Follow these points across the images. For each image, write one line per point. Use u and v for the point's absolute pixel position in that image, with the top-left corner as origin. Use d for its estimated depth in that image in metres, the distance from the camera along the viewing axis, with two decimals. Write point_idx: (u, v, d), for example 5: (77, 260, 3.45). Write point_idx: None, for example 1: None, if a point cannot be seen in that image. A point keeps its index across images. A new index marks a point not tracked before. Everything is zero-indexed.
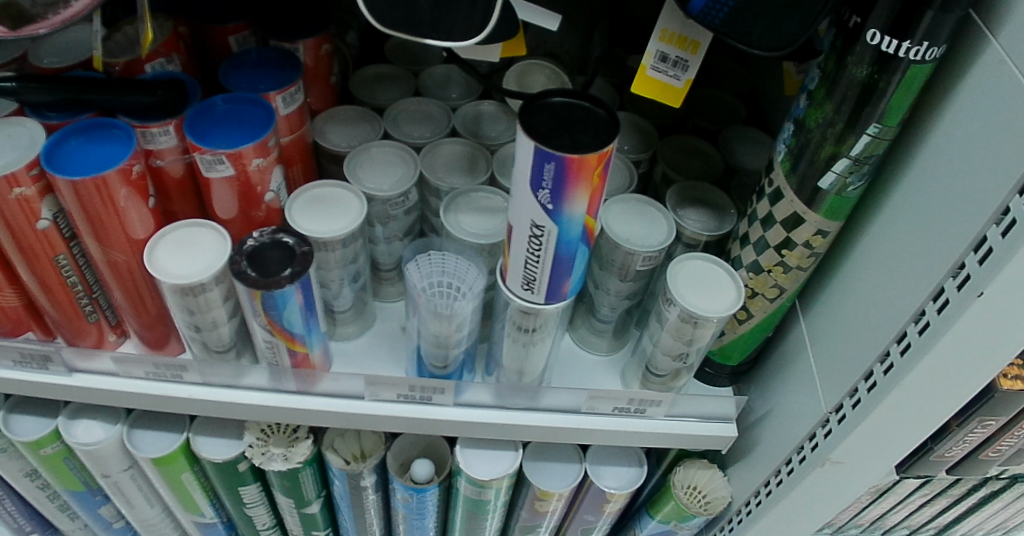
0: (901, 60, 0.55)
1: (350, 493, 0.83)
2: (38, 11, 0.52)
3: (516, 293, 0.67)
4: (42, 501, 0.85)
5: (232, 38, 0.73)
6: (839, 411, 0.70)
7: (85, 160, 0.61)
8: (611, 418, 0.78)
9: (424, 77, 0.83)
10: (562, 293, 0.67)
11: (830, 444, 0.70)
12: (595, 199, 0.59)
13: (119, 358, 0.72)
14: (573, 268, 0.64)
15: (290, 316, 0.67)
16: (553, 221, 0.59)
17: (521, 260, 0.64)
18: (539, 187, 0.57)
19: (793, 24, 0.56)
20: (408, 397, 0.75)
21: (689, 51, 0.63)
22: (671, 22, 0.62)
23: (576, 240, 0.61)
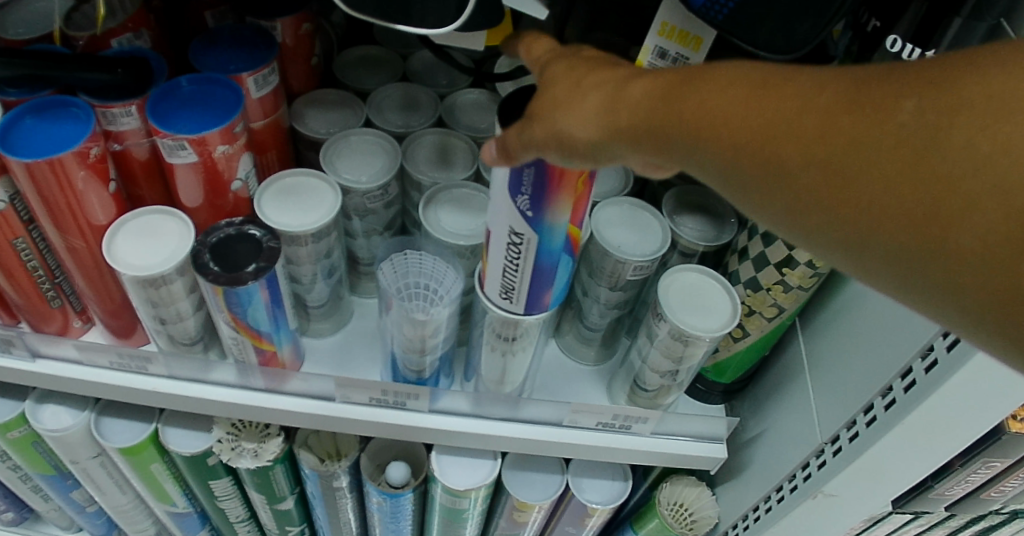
0: None
1: (324, 494, 0.80)
2: None
3: (495, 302, 0.62)
4: (14, 482, 0.83)
5: (208, 13, 0.69)
6: (835, 443, 0.66)
7: (40, 141, 0.59)
8: (594, 432, 0.75)
9: (412, 61, 0.77)
10: (543, 304, 0.62)
11: (824, 476, 0.67)
12: (579, 206, 0.54)
13: (82, 346, 0.69)
14: (554, 278, 0.59)
15: (256, 314, 0.64)
16: (533, 228, 0.54)
17: (499, 268, 0.59)
18: (517, 193, 0.52)
19: (804, 24, 0.51)
20: (382, 401, 0.72)
21: (689, 48, 0.59)
22: (672, 15, 0.58)
23: (559, 248, 0.56)
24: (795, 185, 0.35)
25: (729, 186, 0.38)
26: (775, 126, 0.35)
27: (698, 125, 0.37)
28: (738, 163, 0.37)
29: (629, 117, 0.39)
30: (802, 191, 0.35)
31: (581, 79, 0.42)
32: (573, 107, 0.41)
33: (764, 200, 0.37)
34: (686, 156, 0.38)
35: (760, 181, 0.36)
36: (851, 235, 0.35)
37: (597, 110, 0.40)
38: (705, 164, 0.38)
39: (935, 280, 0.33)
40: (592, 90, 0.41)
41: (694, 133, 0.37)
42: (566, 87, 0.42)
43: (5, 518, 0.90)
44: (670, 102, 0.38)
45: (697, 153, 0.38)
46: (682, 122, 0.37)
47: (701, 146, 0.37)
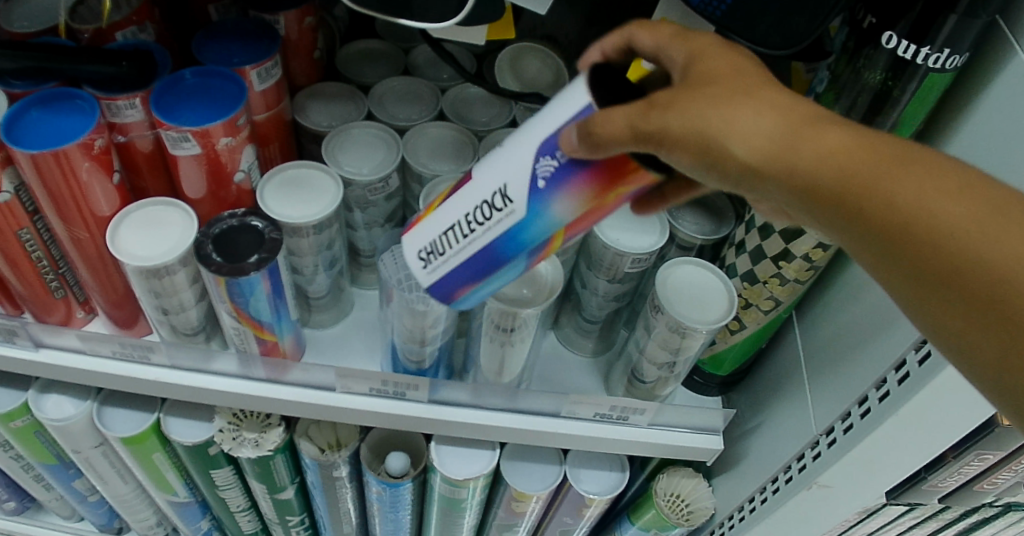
0: (919, 66, 0.52)
1: (324, 484, 0.81)
2: None
3: (410, 258, 0.54)
4: (17, 472, 0.84)
5: (211, 6, 0.70)
6: (830, 434, 0.67)
7: (46, 132, 0.59)
8: (591, 423, 0.76)
9: (414, 54, 0.78)
10: (451, 294, 0.54)
11: (819, 467, 0.68)
12: (584, 222, 0.47)
13: (85, 336, 0.69)
14: (488, 274, 0.51)
15: (257, 304, 0.64)
16: (529, 200, 0.45)
17: (450, 221, 0.50)
18: (557, 148, 0.43)
19: (802, 20, 0.52)
20: (382, 392, 0.73)
21: None
22: (671, 10, 0.60)
23: (525, 246, 0.48)
24: (899, 251, 0.35)
25: (828, 227, 0.37)
26: (901, 195, 0.35)
27: (829, 168, 0.35)
28: (864, 207, 0.35)
29: (756, 145, 0.36)
30: (903, 258, 0.35)
31: (711, 83, 0.38)
32: (701, 117, 0.36)
33: (853, 250, 0.37)
34: (794, 196, 0.36)
35: (865, 234, 0.36)
36: (925, 308, 0.36)
37: (729, 125, 0.36)
38: (810, 204, 0.36)
39: (977, 371, 0.36)
40: (729, 99, 0.36)
41: (823, 175, 0.35)
42: (691, 92, 0.38)
43: (6, 507, 0.91)
44: (798, 125, 0.36)
45: (814, 191, 0.36)
46: (812, 162, 0.35)
47: (823, 188, 0.35)
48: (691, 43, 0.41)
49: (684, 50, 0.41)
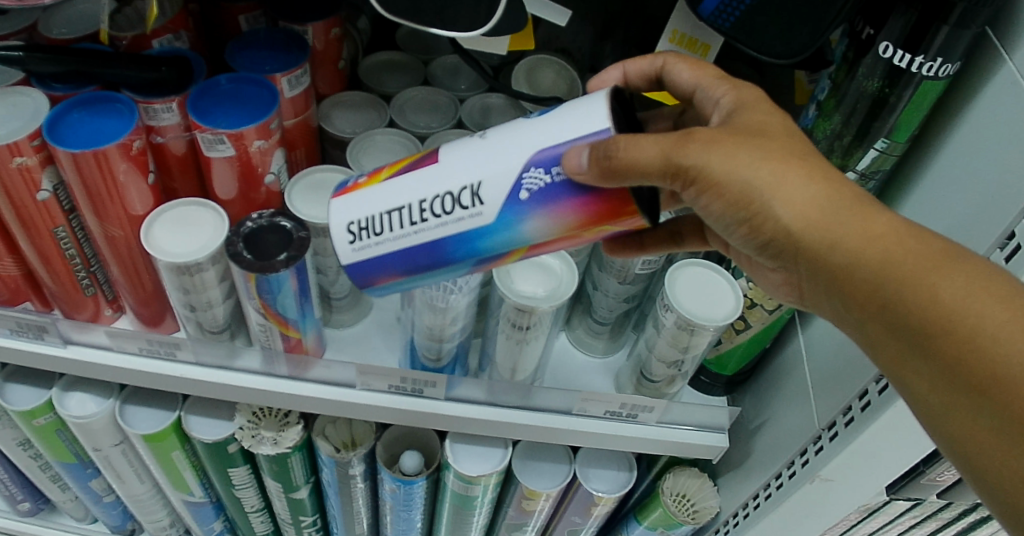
0: (913, 74, 0.57)
1: (339, 482, 0.83)
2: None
3: (336, 227, 0.54)
4: (34, 471, 0.86)
5: (242, 17, 0.72)
6: (831, 429, 0.70)
7: (86, 133, 0.62)
8: (602, 421, 0.80)
9: (433, 66, 0.81)
10: (369, 278, 0.56)
11: (821, 461, 0.71)
12: (549, 243, 0.52)
13: (114, 333, 0.71)
14: (430, 266, 0.54)
15: (284, 301, 0.67)
16: (503, 207, 0.49)
17: (406, 202, 0.52)
18: (553, 166, 0.48)
19: (803, 33, 0.58)
20: (401, 389, 0.75)
21: (698, 53, 0.68)
22: (682, 23, 0.67)
23: (479, 249, 0.52)
24: (887, 309, 0.44)
25: (823, 277, 0.47)
26: (899, 267, 0.44)
27: (831, 232, 0.45)
28: (881, 275, 0.44)
29: (770, 202, 0.46)
30: (892, 316, 0.44)
31: (749, 142, 0.47)
32: (730, 172, 0.46)
33: (843, 301, 0.46)
34: (793, 247, 0.47)
35: (854, 290, 0.45)
36: (907, 366, 0.44)
37: (748, 179, 0.46)
38: (798, 258, 0.47)
39: (932, 421, 0.44)
40: (759, 160, 0.46)
41: (825, 237, 0.45)
42: (730, 145, 0.46)
43: (20, 508, 0.92)
44: (837, 202, 0.46)
45: (805, 246, 0.46)
46: (815, 221, 0.45)
47: (815, 247, 0.46)
48: (718, 102, 0.54)
49: (731, 95, 0.53)
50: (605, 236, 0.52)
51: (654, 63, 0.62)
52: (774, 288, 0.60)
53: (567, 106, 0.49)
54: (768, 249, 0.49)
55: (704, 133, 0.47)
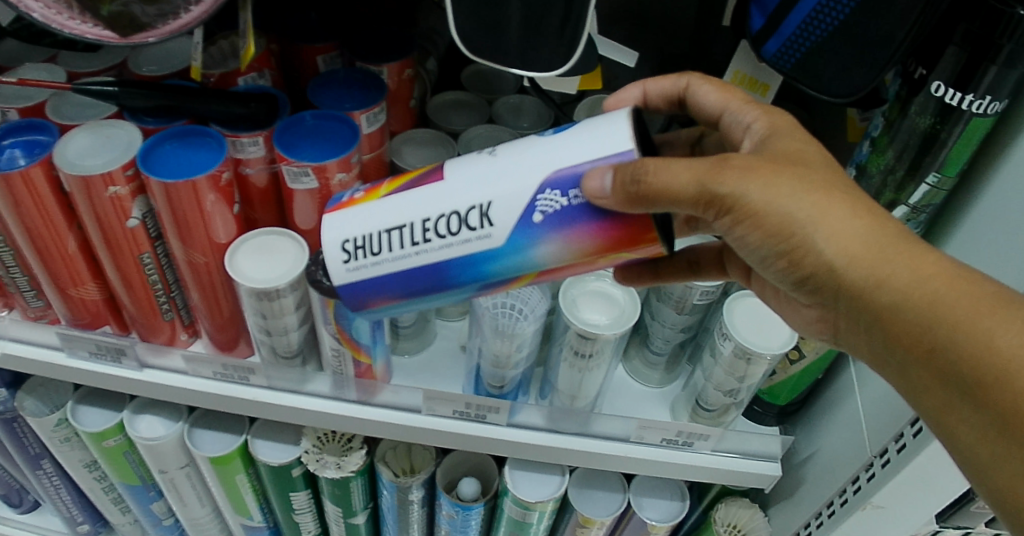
0: (963, 111, 0.60)
1: (398, 508, 0.84)
2: (150, 20, 0.62)
3: (332, 247, 0.55)
4: (98, 492, 0.88)
5: (320, 57, 0.75)
6: (884, 455, 0.72)
7: (177, 164, 0.66)
8: (658, 449, 0.81)
9: (497, 105, 0.83)
10: (369, 302, 0.57)
11: (873, 487, 0.73)
12: (560, 268, 0.53)
13: (189, 357, 0.74)
14: (434, 287, 0.54)
15: (359, 328, 0.69)
16: (513, 230, 0.50)
17: (409, 220, 0.53)
18: (569, 189, 0.49)
19: (861, 76, 0.61)
20: (464, 415, 0.77)
21: (759, 93, 0.72)
22: (744, 65, 0.71)
23: (484, 272, 0.53)
24: (934, 352, 0.46)
25: (867, 315, 0.48)
26: (948, 311, 0.46)
27: (878, 270, 0.47)
28: (931, 316, 0.46)
29: (813, 235, 0.48)
30: (938, 359, 0.46)
31: (788, 172, 0.49)
32: (770, 203, 0.47)
33: (888, 340, 0.48)
34: (835, 282, 0.49)
35: (899, 330, 0.47)
36: (955, 410, 0.46)
37: (789, 210, 0.47)
38: (840, 295, 0.49)
39: (974, 467, 0.46)
40: (801, 192, 0.48)
41: (872, 275, 0.47)
42: (769, 175, 0.48)
43: (80, 530, 0.94)
44: (888, 242, 0.48)
45: (847, 282, 0.48)
46: (861, 258, 0.47)
47: (860, 283, 0.48)
48: (749, 126, 0.57)
49: (762, 120, 0.56)
50: (619, 261, 0.53)
51: (676, 83, 0.64)
52: (808, 324, 0.61)
53: (584, 126, 0.50)
54: (806, 285, 0.51)
55: (745, 165, 0.48)
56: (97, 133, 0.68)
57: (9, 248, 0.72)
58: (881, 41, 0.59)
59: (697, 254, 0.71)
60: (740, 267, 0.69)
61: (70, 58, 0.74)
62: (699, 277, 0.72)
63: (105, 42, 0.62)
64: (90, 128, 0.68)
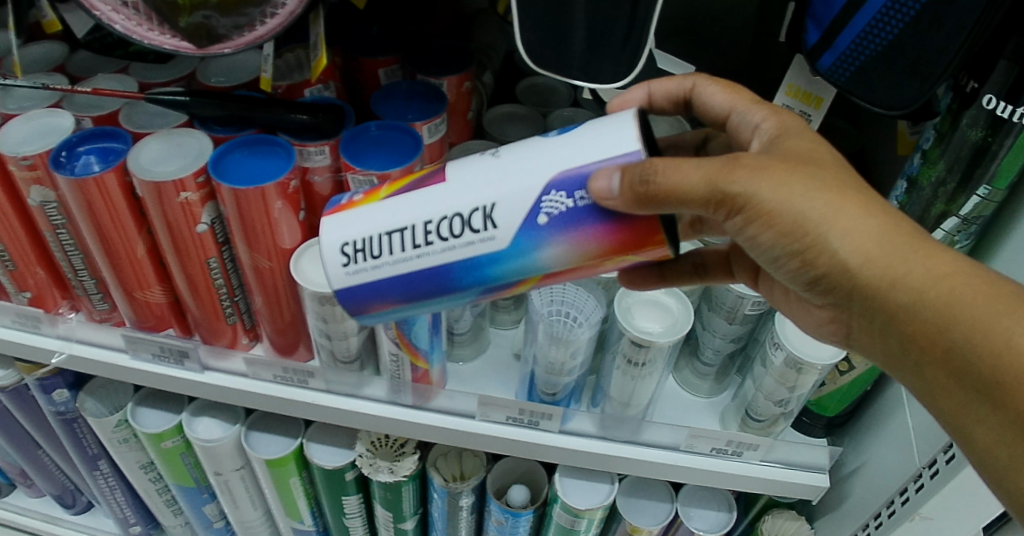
0: (1014, 124, 0.61)
1: (448, 513, 0.85)
2: (226, 32, 0.64)
3: (331, 247, 0.55)
4: (152, 494, 0.90)
5: (382, 71, 0.77)
6: (932, 466, 0.72)
7: (248, 171, 0.68)
8: (708, 458, 0.81)
9: (552, 117, 0.82)
10: (368, 307, 0.57)
11: (921, 498, 0.73)
12: (564, 271, 0.53)
13: (251, 360, 0.76)
14: (435, 290, 0.54)
15: (419, 332, 0.71)
16: (519, 232, 0.51)
17: (410, 222, 0.53)
18: (575, 190, 0.49)
19: (912, 88, 0.60)
20: (517, 421, 0.78)
21: (813, 106, 0.72)
22: (798, 79, 0.72)
23: (488, 275, 0.53)
24: (951, 351, 0.47)
25: (881, 314, 0.49)
26: (967, 309, 0.46)
27: (892, 268, 0.48)
28: (948, 314, 0.47)
29: (827, 234, 0.48)
30: (955, 358, 0.47)
31: (803, 171, 0.49)
32: (784, 202, 0.48)
33: (903, 340, 0.49)
34: (850, 281, 0.49)
35: (914, 329, 0.48)
36: (968, 410, 0.47)
37: (803, 210, 0.48)
38: (854, 294, 0.50)
39: (988, 468, 0.47)
40: (814, 191, 0.48)
41: (887, 273, 0.48)
42: (782, 174, 0.49)
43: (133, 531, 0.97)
44: (906, 239, 0.48)
45: (862, 280, 0.48)
46: (875, 256, 0.48)
47: (876, 282, 0.48)
48: (757, 127, 0.57)
49: (770, 121, 0.57)
50: (623, 265, 0.54)
51: (682, 84, 0.65)
52: (819, 326, 0.62)
53: (590, 127, 0.51)
54: (819, 285, 0.52)
55: (754, 166, 0.49)
56: (169, 141, 0.70)
57: (80, 251, 0.75)
58: (932, 58, 0.59)
59: (703, 257, 0.73)
60: (747, 268, 0.71)
61: (140, 68, 0.76)
62: (706, 279, 0.73)
63: (183, 54, 0.64)
64: (162, 136, 0.70)
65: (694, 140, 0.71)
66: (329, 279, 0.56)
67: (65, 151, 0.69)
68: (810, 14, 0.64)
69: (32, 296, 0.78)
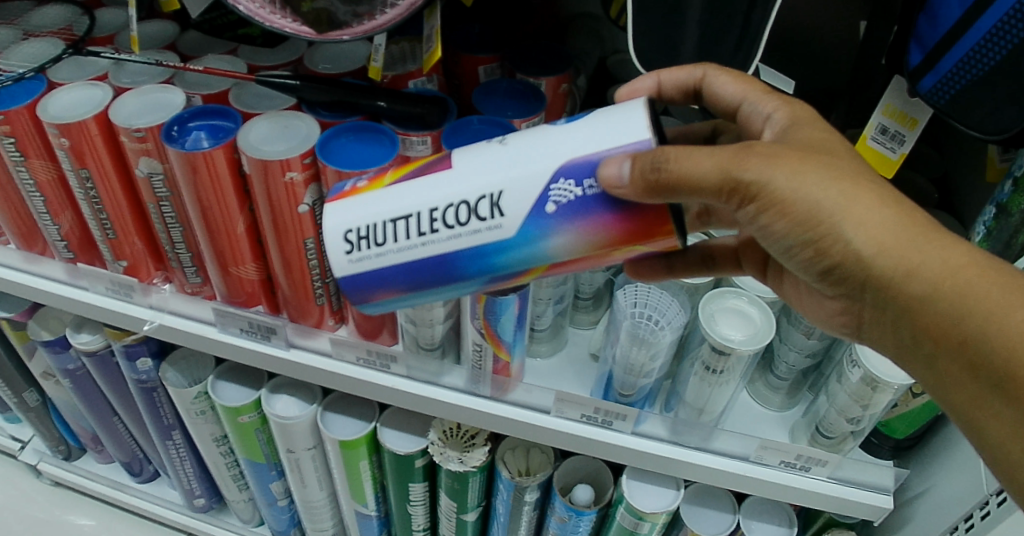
0: None
1: (511, 507, 0.87)
2: (346, 19, 0.65)
3: (335, 232, 0.56)
4: (221, 467, 0.95)
5: (482, 68, 0.78)
6: (1000, 493, 0.73)
7: (352, 156, 0.69)
8: (776, 471, 0.81)
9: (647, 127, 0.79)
10: (373, 294, 0.58)
11: (988, 525, 0.74)
12: (571, 261, 0.54)
13: (338, 341, 0.79)
14: (440, 279, 0.55)
15: (505, 324, 0.72)
16: (526, 220, 0.51)
17: (411, 209, 0.53)
18: (583, 179, 0.50)
19: (1012, 113, 0.58)
20: (591, 420, 0.79)
21: (908, 127, 0.69)
22: (896, 98, 0.68)
23: (494, 263, 0.54)
24: (965, 343, 0.48)
25: (895, 305, 0.50)
26: (980, 303, 0.47)
27: (908, 260, 0.48)
28: (960, 307, 0.47)
29: (842, 225, 0.48)
30: (970, 351, 0.47)
31: (815, 160, 0.49)
32: (799, 191, 0.48)
33: (916, 333, 0.50)
34: (864, 272, 0.49)
35: (928, 321, 0.49)
36: (980, 402, 0.48)
37: (817, 199, 0.48)
38: (867, 286, 0.50)
39: (1001, 463, 0.48)
40: (826, 180, 0.48)
41: (902, 265, 0.48)
42: (796, 162, 0.49)
43: (197, 504, 1.05)
44: (917, 230, 0.49)
45: (876, 271, 0.49)
46: (889, 248, 0.48)
47: (889, 274, 0.49)
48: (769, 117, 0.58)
49: (783, 111, 0.57)
50: (631, 255, 0.54)
51: (692, 74, 0.62)
52: (830, 317, 0.62)
53: (597, 117, 0.51)
54: (832, 276, 0.52)
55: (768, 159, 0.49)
56: (275, 122, 0.71)
57: (179, 224, 0.77)
58: None
59: (712, 250, 0.73)
60: (755, 263, 0.71)
61: (248, 51, 0.79)
62: (712, 271, 0.74)
63: (304, 37, 0.64)
64: (270, 118, 0.72)
65: (702, 132, 0.70)
66: (332, 267, 0.57)
67: (176, 125, 0.71)
68: (913, 35, 0.63)
69: (128, 265, 0.82)
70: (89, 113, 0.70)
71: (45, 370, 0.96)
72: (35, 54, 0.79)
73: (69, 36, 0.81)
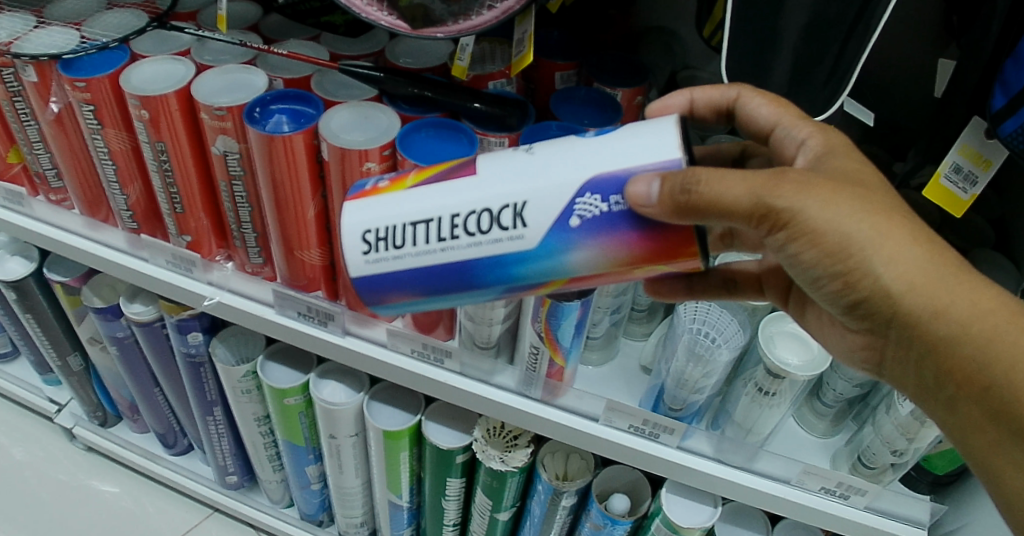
0: None
1: (546, 509, 0.88)
2: (444, 17, 0.63)
3: (353, 231, 0.55)
4: (259, 447, 1.02)
5: (558, 73, 0.80)
6: None
7: (429, 151, 0.68)
8: (816, 496, 0.79)
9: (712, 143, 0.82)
10: (385, 298, 0.57)
11: None
12: (590, 277, 0.53)
13: (394, 332, 0.80)
14: (456, 286, 0.55)
15: (565, 329, 0.71)
16: (547, 233, 0.51)
17: (432, 212, 0.53)
18: (609, 195, 0.49)
19: None
20: (638, 431, 0.79)
21: (982, 168, 0.67)
22: (972, 138, 0.67)
23: (513, 274, 0.53)
24: (989, 392, 0.48)
25: (920, 346, 0.50)
26: (1011, 347, 0.47)
27: (937, 300, 0.48)
28: (986, 351, 0.48)
29: (872, 259, 0.47)
30: (993, 398, 0.48)
31: (849, 192, 0.48)
32: (830, 222, 0.47)
33: (938, 373, 0.50)
34: (891, 309, 0.49)
35: (954, 364, 0.49)
36: (999, 448, 0.49)
37: (849, 231, 0.47)
38: (894, 322, 0.50)
39: (1010, 506, 0.50)
40: (861, 213, 0.47)
41: (932, 304, 0.48)
42: (828, 193, 0.47)
43: (230, 480, 1.14)
44: (950, 268, 0.48)
45: (905, 309, 0.48)
46: (920, 286, 0.48)
47: (918, 313, 0.48)
48: (802, 143, 0.55)
49: (818, 138, 0.55)
50: (653, 274, 0.53)
51: (725, 94, 0.62)
52: (851, 350, 0.61)
53: (626, 133, 0.51)
54: (858, 310, 0.51)
55: (807, 195, 0.47)
56: (355, 111, 0.72)
57: (248, 205, 0.78)
58: None
59: (734, 273, 0.72)
60: (780, 289, 0.71)
61: (331, 39, 0.81)
62: (733, 296, 0.72)
63: (397, 30, 0.62)
64: (351, 106, 0.72)
65: (732, 152, 0.68)
66: (348, 266, 0.56)
67: (259, 107, 0.71)
68: (999, 79, 0.60)
69: (191, 240, 0.83)
70: (172, 88, 0.70)
71: (92, 336, 1.01)
72: (118, 25, 0.79)
73: (152, 10, 0.82)
